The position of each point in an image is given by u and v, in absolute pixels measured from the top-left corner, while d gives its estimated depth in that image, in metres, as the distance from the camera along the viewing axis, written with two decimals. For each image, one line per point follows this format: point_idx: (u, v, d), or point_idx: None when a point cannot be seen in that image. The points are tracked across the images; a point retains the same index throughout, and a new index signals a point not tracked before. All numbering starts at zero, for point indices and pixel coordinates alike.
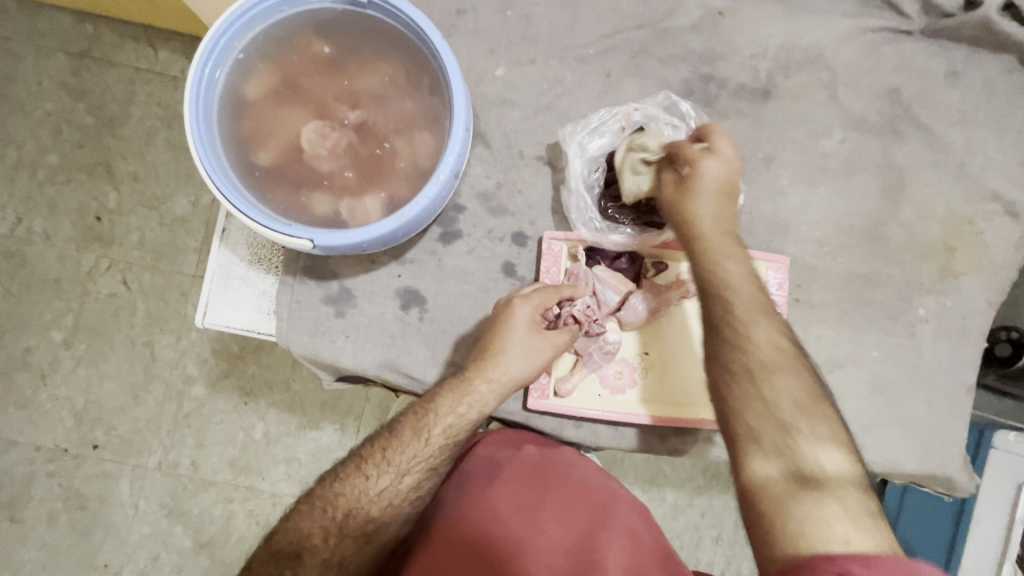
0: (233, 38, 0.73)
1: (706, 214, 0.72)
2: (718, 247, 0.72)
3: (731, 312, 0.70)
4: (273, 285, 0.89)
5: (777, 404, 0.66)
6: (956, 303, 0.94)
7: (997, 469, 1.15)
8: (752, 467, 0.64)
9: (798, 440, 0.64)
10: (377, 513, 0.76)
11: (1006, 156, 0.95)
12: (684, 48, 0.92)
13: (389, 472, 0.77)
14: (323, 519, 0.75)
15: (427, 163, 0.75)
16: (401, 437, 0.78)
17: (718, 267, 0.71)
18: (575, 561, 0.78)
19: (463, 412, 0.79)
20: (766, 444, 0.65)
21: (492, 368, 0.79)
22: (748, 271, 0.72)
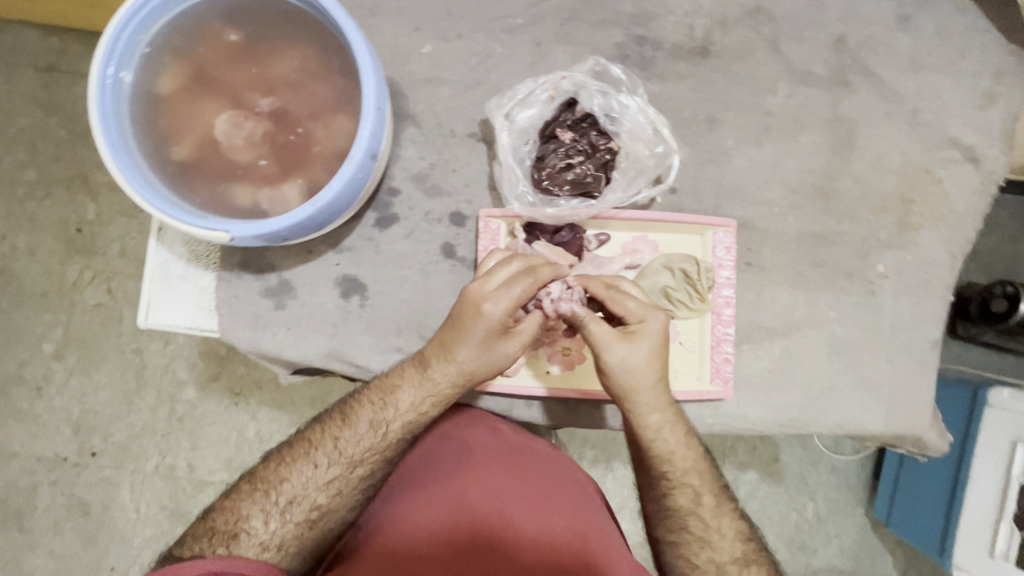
0: (136, 33, 0.71)
1: (645, 383, 0.73)
2: (645, 396, 0.74)
3: (662, 462, 0.76)
4: (211, 281, 0.89)
5: (694, 481, 0.78)
6: (916, 257, 0.91)
7: (992, 427, 1.11)
8: (677, 538, 0.78)
9: (708, 518, 0.78)
10: (323, 501, 0.76)
11: (961, 99, 0.91)
12: (615, 11, 0.90)
13: (339, 463, 0.77)
14: (265, 503, 0.75)
15: (344, 146, 0.74)
16: (355, 427, 0.78)
17: (642, 414, 0.74)
18: (540, 554, 0.77)
19: (422, 407, 0.78)
20: (686, 521, 0.77)
21: (451, 364, 0.75)
22: (675, 423, 0.76)
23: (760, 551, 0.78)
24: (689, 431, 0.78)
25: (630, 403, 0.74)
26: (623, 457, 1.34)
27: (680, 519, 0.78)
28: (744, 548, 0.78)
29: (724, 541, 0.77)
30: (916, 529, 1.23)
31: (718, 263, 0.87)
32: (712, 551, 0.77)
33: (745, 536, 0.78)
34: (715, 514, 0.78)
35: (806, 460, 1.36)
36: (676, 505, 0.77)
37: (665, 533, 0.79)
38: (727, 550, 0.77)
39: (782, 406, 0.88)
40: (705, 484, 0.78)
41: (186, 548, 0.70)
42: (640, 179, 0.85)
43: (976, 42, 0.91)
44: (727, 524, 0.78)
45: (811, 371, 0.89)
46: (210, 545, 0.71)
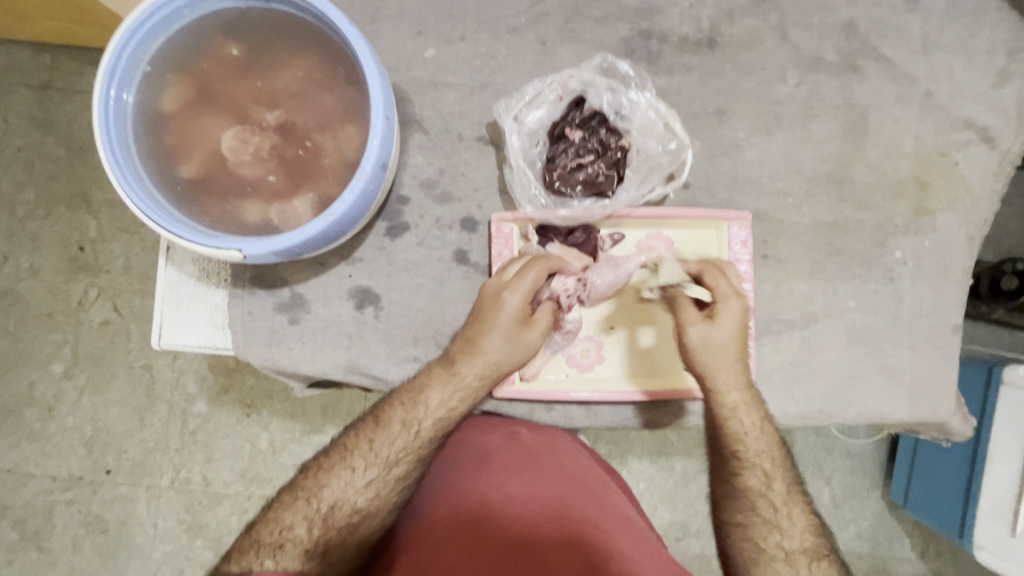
0: (136, 51, 0.70)
1: (725, 360, 0.76)
2: (727, 373, 0.77)
3: (741, 442, 0.77)
4: (224, 298, 0.88)
5: (765, 459, 0.78)
6: (934, 242, 0.89)
7: (1010, 407, 1.10)
8: (745, 519, 0.77)
9: (779, 502, 0.77)
10: (364, 505, 0.75)
11: (974, 80, 0.90)
12: (619, 6, 0.89)
13: (375, 465, 0.76)
14: (307, 510, 0.74)
15: (354, 157, 0.73)
16: (388, 428, 0.77)
17: (723, 392, 0.77)
18: (567, 558, 0.75)
19: (453, 404, 0.78)
20: (757, 502, 0.77)
21: (478, 360, 0.77)
22: (752, 407, 0.78)
23: (829, 547, 0.77)
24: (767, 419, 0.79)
25: (712, 380, 0.77)
26: (639, 452, 1.33)
27: (750, 498, 0.77)
28: (815, 541, 0.76)
29: (795, 528, 0.76)
30: (936, 511, 1.22)
31: (735, 258, 0.86)
32: (771, 527, 0.76)
33: (816, 530, 0.77)
34: (788, 501, 0.78)
35: (822, 446, 1.35)
36: (746, 486, 0.77)
37: (731, 515, 0.77)
38: (797, 539, 0.76)
39: (805, 398, 0.87)
40: (777, 468, 0.78)
41: (233, 563, 0.68)
42: (653, 176, 0.84)
43: (986, 21, 0.90)
44: (798, 513, 0.78)
45: (833, 361, 0.88)
46: (255, 557, 0.69)
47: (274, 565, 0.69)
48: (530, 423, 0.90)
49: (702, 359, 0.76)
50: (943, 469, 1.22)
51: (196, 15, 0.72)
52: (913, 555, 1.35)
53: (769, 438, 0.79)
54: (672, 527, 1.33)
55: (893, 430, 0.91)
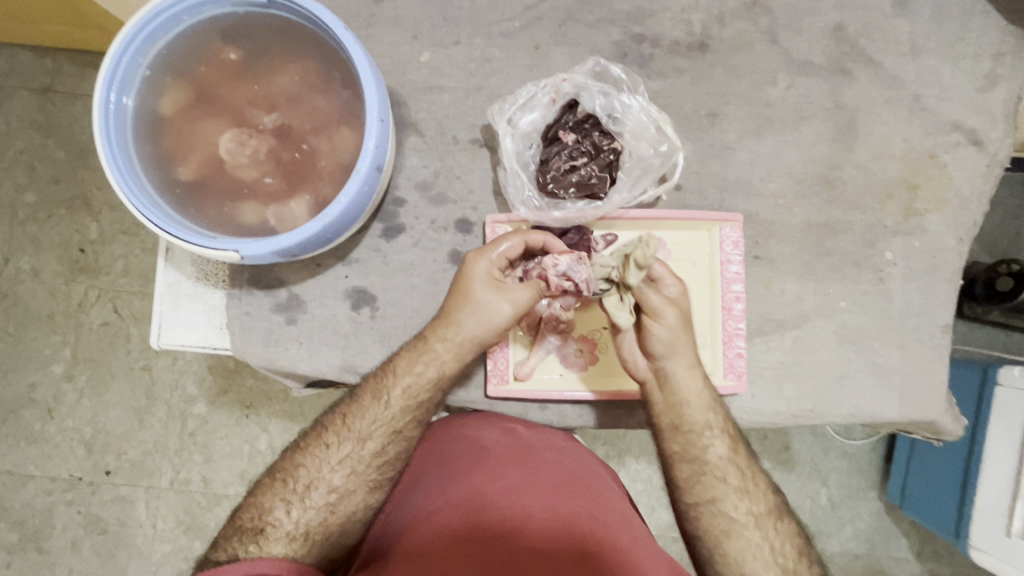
0: (135, 56, 0.71)
1: (682, 344, 0.77)
2: (686, 356, 0.78)
3: (700, 424, 0.79)
4: (221, 299, 0.89)
5: (720, 434, 0.80)
6: (924, 243, 0.90)
7: (1004, 406, 1.11)
8: (713, 493, 0.78)
9: (741, 468, 0.79)
10: (341, 483, 0.77)
11: (962, 83, 0.91)
12: (612, 10, 0.90)
13: (349, 440, 0.78)
14: (285, 492, 0.76)
15: (349, 159, 0.74)
16: (361, 403, 0.80)
17: (676, 369, 0.79)
18: (564, 547, 0.75)
19: (420, 371, 0.79)
20: (722, 472, 0.79)
21: (448, 328, 0.79)
22: (701, 375, 0.80)
23: (784, 501, 0.81)
24: (713, 387, 0.82)
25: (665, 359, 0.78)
26: (635, 452, 1.34)
27: (715, 471, 0.79)
28: (775, 500, 0.79)
29: (758, 491, 0.79)
30: (932, 511, 1.23)
31: (726, 258, 0.87)
32: (734, 498, 0.78)
33: (773, 489, 0.81)
34: (748, 464, 0.80)
35: (817, 446, 1.36)
36: (712, 461, 0.79)
37: (697, 493, 0.78)
38: (762, 501, 0.79)
39: (796, 396, 0.88)
40: (737, 441, 0.81)
41: (220, 551, 0.71)
42: (645, 178, 0.86)
43: (974, 25, 0.91)
44: (758, 476, 0.81)
45: (824, 361, 0.89)
46: (239, 543, 0.71)
47: (256, 548, 0.71)
48: (524, 421, 0.92)
49: (660, 343, 0.77)
50: (939, 470, 1.23)
51: (194, 20, 0.73)
52: (909, 554, 1.36)
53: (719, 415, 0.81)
54: (668, 527, 1.33)
55: (885, 429, 0.92)
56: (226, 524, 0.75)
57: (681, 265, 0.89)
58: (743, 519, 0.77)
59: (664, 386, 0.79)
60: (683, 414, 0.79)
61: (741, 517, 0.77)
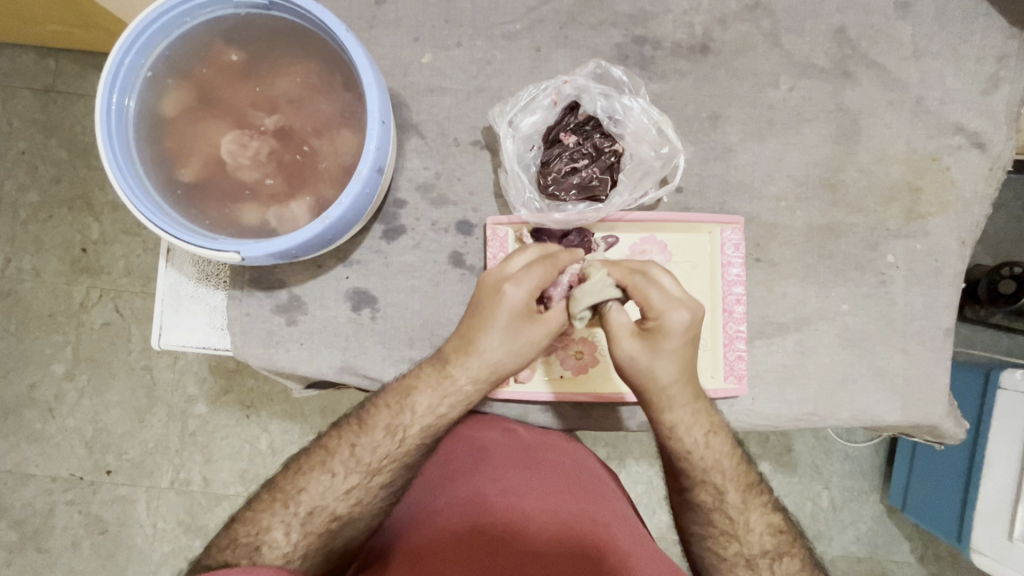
0: (138, 57, 0.71)
1: (667, 378, 0.74)
2: (673, 390, 0.74)
3: (688, 456, 0.77)
4: (223, 300, 0.89)
5: (713, 476, 0.78)
6: (926, 246, 0.90)
7: (1007, 409, 1.10)
8: (700, 529, 0.79)
9: (736, 513, 0.78)
10: (343, 511, 0.75)
11: (965, 85, 0.91)
12: (613, 12, 0.90)
13: (356, 472, 0.76)
14: (285, 513, 0.74)
15: (350, 160, 0.74)
16: (373, 433, 0.77)
17: (665, 408, 0.76)
18: (563, 551, 0.76)
19: (444, 410, 0.77)
20: (713, 515, 0.78)
21: (473, 360, 0.75)
22: (696, 417, 0.76)
23: (791, 543, 0.78)
24: (716, 429, 0.78)
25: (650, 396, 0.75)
26: (635, 454, 1.34)
27: (706, 513, 0.78)
28: (774, 543, 0.78)
29: (752, 534, 0.78)
30: (934, 514, 1.22)
31: (727, 261, 0.87)
32: (728, 538, 0.77)
33: (775, 530, 0.79)
34: (745, 508, 0.78)
35: (818, 449, 1.36)
36: (701, 500, 0.78)
37: (686, 523, 0.80)
38: (756, 544, 0.77)
39: (797, 400, 0.88)
40: (733, 479, 0.78)
41: (211, 557, 0.70)
42: (646, 180, 0.85)
43: (977, 27, 0.90)
44: (758, 518, 0.79)
45: (826, 364, 0.89)
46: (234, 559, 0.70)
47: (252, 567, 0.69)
48: (524, 423, 0.91)
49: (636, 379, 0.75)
50: (941, 473, 1.22)
51: (196, 21, 0.73)
52: (910, 558, 1.35)
53: (715, 455, 0.78)
54: (669, 529, 1.33)
55: (886, 433, 0.91)
56: (219, 535, 0.74)
57: (682, 268, 0.89)
58: (733, 557, 0.77)
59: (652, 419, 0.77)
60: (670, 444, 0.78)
61: (731, 555, 0.77)
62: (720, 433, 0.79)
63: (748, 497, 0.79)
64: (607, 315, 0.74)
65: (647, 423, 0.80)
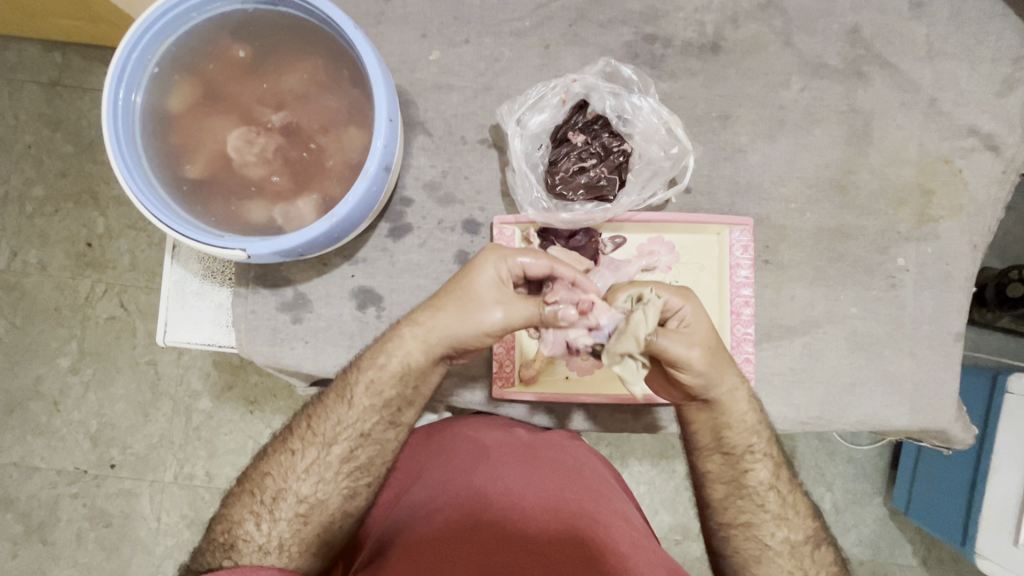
0: (145, 53, 0.71)
1: (725, 367, 0.73)
2: (729, 379, 0.74)
3: (746, 442, 0.77)
4: (228, 297, 0.89)
5: (762, 459, 0.78)
6: (937, 249, 0.89)
7: (1013, 414, 1.10)
8: (751, 519, 0.78)
9: (784, 494, 0.79)
10: (307, 492, 0.76)
11: (980, 87, 0.89)
12: (624, 10, 0.89)
13: (313, 446, 0.76)
14: (253, 503, 0.76)
15: (357, 158, 0.74)
16: (325, 405, 0.78)
17: (727, 400, 0.75)
18: (563, 548, 0.76)
19: (384, 364, 0.76)
20: (765, 500, 0.78)
21: (420, 319, 0.74)
22: (753, 399, 0.78)
23: (824, 528, 0.81)
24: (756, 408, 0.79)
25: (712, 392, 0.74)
26: (639, 454, 1.33)
27: (756, 498, 0.78)
28: (813, 526, 0.80)
29: (798, 517, 0.79)
30: (939, 520, 1.21)
31: (736, 263, 0.86)
32: (774, 521, 0.78)
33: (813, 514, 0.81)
34: (790, 489, 0.80)
35: (823, 451, 1.35)
36: (755, 485, 0.78)
37: (733, 518, 0.79)
38: (801, 528, 0.79)
39: (804, 404, 0.87)
40: (779, 459, 0.80)
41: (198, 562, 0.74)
42: (655, 181, 0.85)
43: (992, 28, 0.89)
44: (799, 500, 0.80)
45: (834, 368, 0.88)
46: (213, 558, 0.73)
47: (230, 564, 0.72)
48: (529, 424, 0.91)
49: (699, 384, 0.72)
50: (947, 478, 1.21)
51: (203, 17, 0.73)
52: (915, 561, 1.35)
53: (762, 440, 0.78)
54: (671, 529, 1.33)
55: (894, 438, 0.90)
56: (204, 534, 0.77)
57: (690, 269, 0.88)
58: (776, 543, 0.78)
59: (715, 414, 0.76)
60: (725, 436, 0.77)
61: (776, 540, 0.78)
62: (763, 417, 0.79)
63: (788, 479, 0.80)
64: (662, 347, 0.68)
65: (700, 425, 0.77)
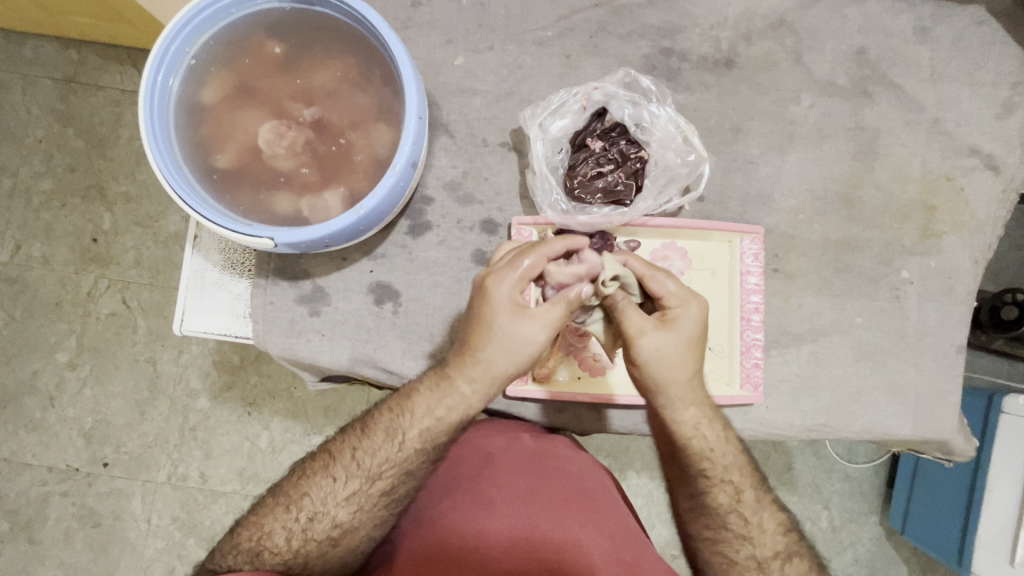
0: (183, 44, 0.73)
1: (677, 375, 0.73)
2: (678, 391, 0.74)
3: (706, 463, 0.77)
4: (246, 288, 0.90)
5: (722, 477, 0.77)
6: (940, 263, 0.92)
7: (1008, 432, 1.11)
8: (715, 534, 0.77)
9: (749, 513, 0.78)
10: (345, 518, 0.76)
11: (981, 109, 0.93)
12: (643, 24, 0.93)
13: (356, 477, 0.76)
14: (286, 519, 0.75)
15: (385, 154, 0.76)
16: (372, 439, 0.77)
17: (673, 408, 0.75)
18: (564, 561, 0.77)
19: (440, 414, 0.75)
20: (726, 518, 0.77)
21: (473, 363, 0.73)
22: (705, 419, 0.77)
23: (799, 543, 0.79)
24: (724, 425, 0.78)
25: (663, 396, 0.75)
26: (637, 466, 1.34)
27: (720, 514, 0.77)
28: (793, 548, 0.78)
29: (765, 538, 0.77)
30: (936, 538, 1.22)
31: (746, 270, 0.89)
32: (747, 535, 0.77)
33: (784, 529, 0.79)
34: (757, 509, 0.78)
35: (820, 468, 1.36)
36: (716, 502, 0.77)
37: (699, 531, 0.78)
38: (769, 546, 0.77)
39: (811, 410, 0.89)
40: (744, 480, 0.78)
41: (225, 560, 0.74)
42: (671, 186, 0.87)
43: (994, 53, 0.93)
44: (770, 519, 0.79)
45: (839, 376, 0.90)
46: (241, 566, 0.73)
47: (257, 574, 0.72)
48: (541, 424, 0.91)
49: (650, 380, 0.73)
50: (941, 495, 1.23)
51: (242, 13, 0.75)
52: None
53: (716, 461, 0.77)
54: (668, 543, 1.33)
55: (894, 447, 0.92)
56: (225, 536, 0.77)
57: (701, 276, 0.91)
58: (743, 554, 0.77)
59: (662, 421, 0.77)
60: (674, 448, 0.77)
61: (741, 553, 0.77)
62: (735, 448, 0.79)
63: (758, 495, 0.79)
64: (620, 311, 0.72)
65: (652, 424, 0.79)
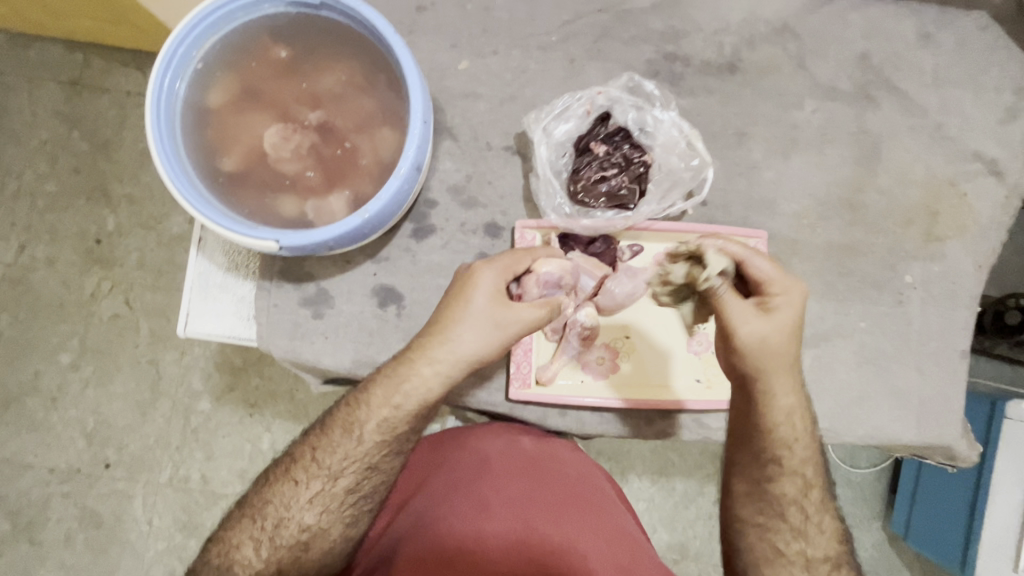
0: (190, 47, 0.74)
1: (779, 361, 0.73)
2: (780, 377, 0.74)
3: (785, 451, 0.76)
4: (250, 290, 0.91)
5: (795, 470, 0.77)
6: (943, 268, 0.92)
7: (1012, 438, 1.11)
8: (767, 522, 0.77)
9: (810, 511, 0.77)
10: (312, 523, 0.76)
11: (984, 114, 0.93)
12: (646, 29, 0.93)
13: (318, 479, 0.76)
14: (253, 528, 0.76)
15: (390, 158, 0.76)
16: (331, 436, 0.76)
17: (772, 395, 0.75)
18: (561, 565, 0.76)
19: (399, 401, 0.74)
20: (785, 510, 0.77)
21: (438, 346, 0.73)
22: (798, 406, 0.77)
23: (823, 548, 0.78)
24: (808, 418, 0.78)
25: (762, 383, 0.75)
26: (639, 470, 1.33)
27: (781, 504, 0.77)
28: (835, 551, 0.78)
29: (820, 537, 0.77)
30: (941, 546, 1.21)
31: None
32: (801, 530, 0.77)
33: (825, 529, 0.78)
34: (819, 508, 0.78)
35: None
36: (782, 492, 0.77)
37: (752, 517, 0.77)
38: (821, 547, 0.77)
39: (814, 415, 0.89)
40: (816, 477, 0.78)
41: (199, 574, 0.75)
42: (675, 191, 0.87)
43: (997, 59, 0.94)
44: (827, 521, 0.78)
45: (843, 380, 0.90)
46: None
47: None
48: (536, 427, 0.90)
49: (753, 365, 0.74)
50: (944, 502, 1.22)
51: (249, 17, 0.75)
52: None
53: (792, 455, 0.77)
54: (669, 548, 1.32)
55: (897, 453, 0.92)
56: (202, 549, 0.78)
57: None
58: (789, 547, 0.76)
59: (756, 409, 0.76)
60: (762, 436, 0.76)
61: (786, 545, 0.76)
62: (812, 445, 0.78)
63: (820, 495, 0.79)
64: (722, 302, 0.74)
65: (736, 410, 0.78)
